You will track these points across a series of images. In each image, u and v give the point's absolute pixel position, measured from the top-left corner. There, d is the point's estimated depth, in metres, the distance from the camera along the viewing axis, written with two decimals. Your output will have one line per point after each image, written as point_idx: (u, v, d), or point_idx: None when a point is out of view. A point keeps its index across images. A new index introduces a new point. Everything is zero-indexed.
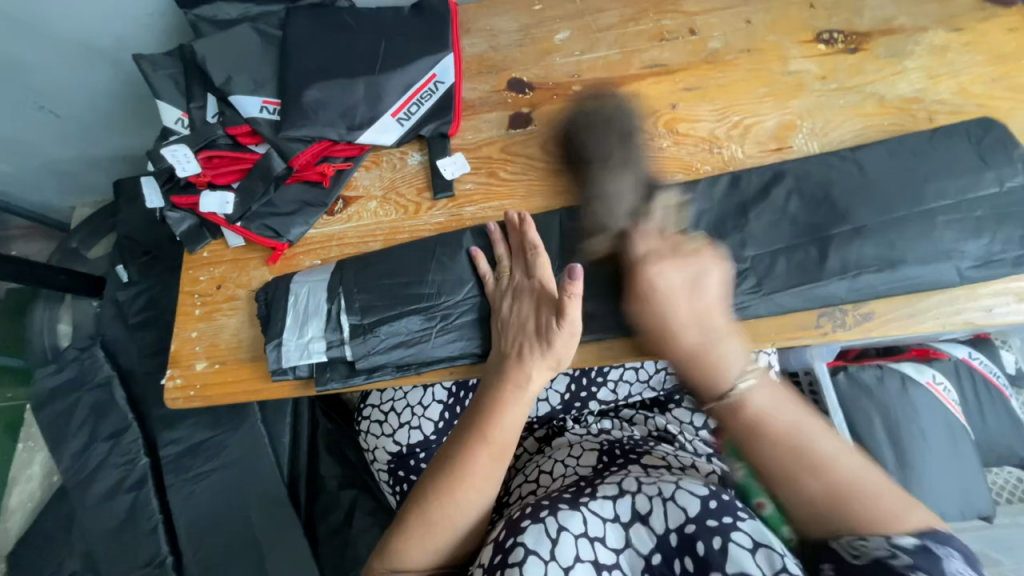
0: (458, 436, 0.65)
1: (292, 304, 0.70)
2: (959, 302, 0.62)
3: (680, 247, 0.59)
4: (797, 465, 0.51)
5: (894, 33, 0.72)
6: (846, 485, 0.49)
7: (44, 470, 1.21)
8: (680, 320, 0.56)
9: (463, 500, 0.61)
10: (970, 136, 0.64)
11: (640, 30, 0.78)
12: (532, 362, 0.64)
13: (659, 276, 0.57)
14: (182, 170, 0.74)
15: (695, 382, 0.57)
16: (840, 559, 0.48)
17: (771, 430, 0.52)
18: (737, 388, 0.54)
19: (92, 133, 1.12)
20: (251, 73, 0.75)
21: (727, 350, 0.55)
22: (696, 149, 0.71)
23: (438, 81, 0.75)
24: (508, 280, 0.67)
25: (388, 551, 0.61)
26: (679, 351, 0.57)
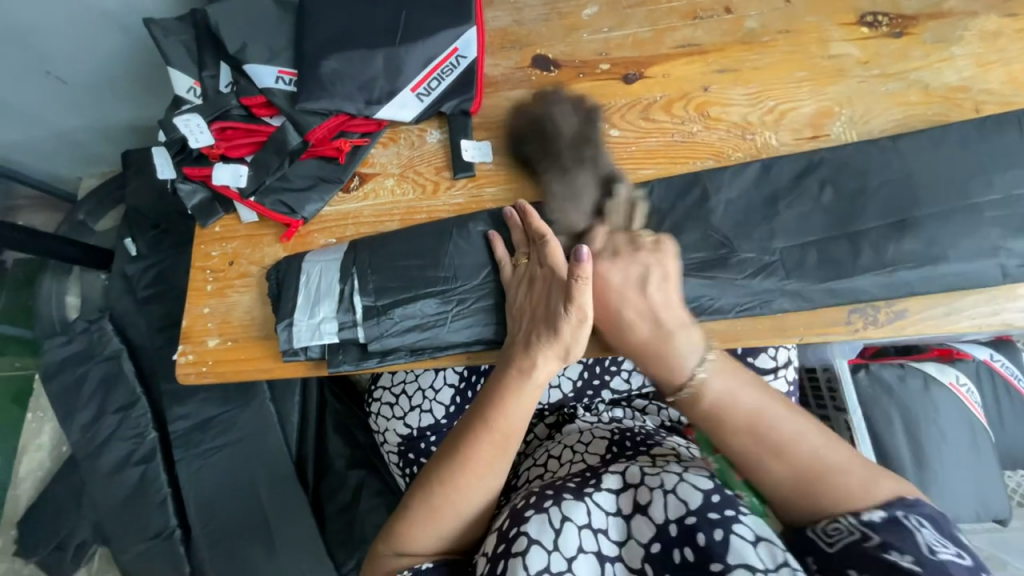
0: (465, 421, 0.64)
1: (304, 284, 0.69)
2: (997, 303, 0.60)
3: (635, 240, 0.63)
4: (764, 449, 0.54)
5: (943, 16, 0.68)
6: (811, 472, 0.52)
7: (53, 440, 1.21)
8: (628, 316, 0.61)
9: (465, 486, 0.61)
10: (1018, 129, 0.61)
11: (672, 7, 0.74)
12: (539, 350, 0.62)
13: (606, 274, 0.62)
14: (195, 141, 0.72)
15: (654, 374, 0.61)
16: (818, 550, 0.49)
17: (729, 419, 0.56)
18: (696, 376, 0.58)
19: (101, 102, 1.10)
20: (266, 42, 0.72)
21: (682, 340, 0.59)
22: (728, 135, 0.68)
23: (460, 55, 0.72)
24: (524, 266, 0.65)
25: (393, 535, 0.61)
26: (634, 345, 0.62)
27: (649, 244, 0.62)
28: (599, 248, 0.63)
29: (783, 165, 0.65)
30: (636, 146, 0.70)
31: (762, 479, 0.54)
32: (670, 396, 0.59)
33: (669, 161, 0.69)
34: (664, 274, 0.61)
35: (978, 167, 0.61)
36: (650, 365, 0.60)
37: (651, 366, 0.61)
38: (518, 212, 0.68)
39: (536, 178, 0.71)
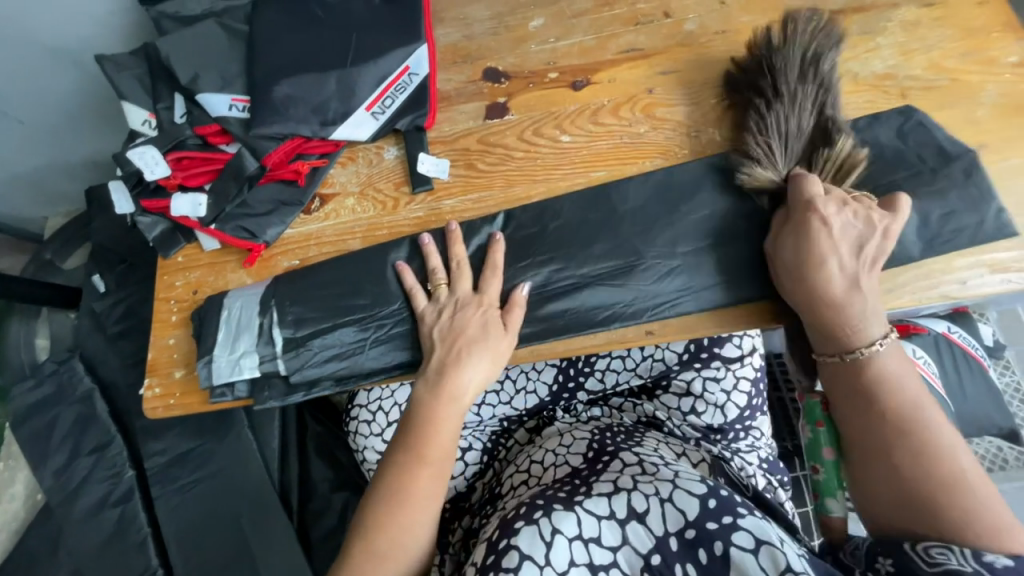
0: (393, 454, 0.65)
1: (224, 321, 0.69)
2: (935, 276, 0.62)
3: (850, 198, 0.60)
4: (913, 445, 0.55)
5: (866, 9, 0.72)
6: (941, 486, 0.54)
7: (27, 488, 1.18)
8: (845, 272, 0.58)
9: (410, 523, 0.62)
10: (891, 124, 0.66)
11: (615, 15, 0.77)
12: (469, 367, 0.64)
13: (830, 219, 0.58)
14: (151, 172, 0.72)
15: (818, 339, 0.60)
16: (906, 558, 0.51)
17: (881, 403, 0.57)
18: (867, 350, 0.58)
19: (61, 140, 1.09)
20: (218, 71, 0.73)
21: (868, 308, 0.58)
22: (674, 133, 0.71)
23: (412, 73, 0.73)
24: (441, 292, 0.67)
25: None
26: (816, 295, 0.58)
27: (864, 202, 0.60)
28: (814, 193, 0.60)
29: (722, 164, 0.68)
30: (587, 150, 0.72)
31: (886, 466, 0.56)
32: (824, 357, 0.60)
33: (621, 161, 0.71)
34: (878, 241, 0.59)
35: (855, 166, 0.64)
36: (825, 323, 0.59)
37: (828, 329, 0.59)
38: (433, 241, 0.69)
39: (493, 186, 0.72)
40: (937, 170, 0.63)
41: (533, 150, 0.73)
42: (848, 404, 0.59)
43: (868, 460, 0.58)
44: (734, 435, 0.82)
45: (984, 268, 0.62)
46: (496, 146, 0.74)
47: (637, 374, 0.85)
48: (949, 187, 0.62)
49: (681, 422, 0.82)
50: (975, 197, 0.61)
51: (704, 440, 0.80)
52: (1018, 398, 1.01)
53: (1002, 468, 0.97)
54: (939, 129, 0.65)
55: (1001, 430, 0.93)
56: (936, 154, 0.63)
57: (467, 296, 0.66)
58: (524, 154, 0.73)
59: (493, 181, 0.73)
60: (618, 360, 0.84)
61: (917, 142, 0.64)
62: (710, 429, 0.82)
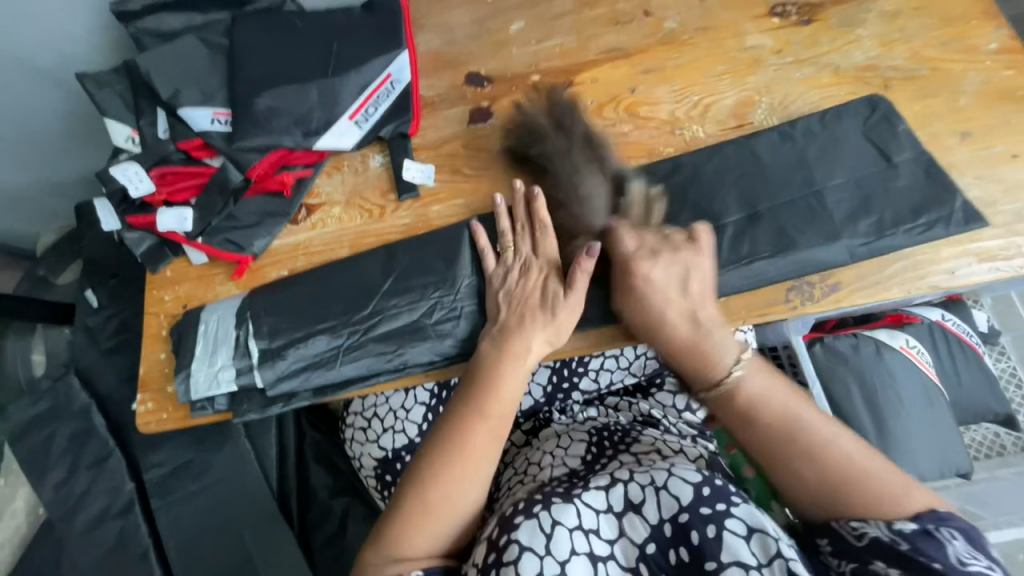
0: (451, 411, 0.64)
1: (201, 335, 0.69)
2: (922, 267, 0.62)
3: (679, 242, 0.62)
4: (794, 447, 0.56)
5: (846, 1, 0.72)
6: (838, 476, 0.54)
7: (28, 505, 1.18)
8: (672, 311, 0.61)
9: (462, 475, 0.61)
10: (857, 118, 0.66)
11: (595, 15, 0.77)
12: (532, 331, 0.63)
13: (649, 275, 0.61)
14: (136, 189, 0.72)
15: (688, 372, 0.62)
16: (839, 536, 0.52)
17: (762, 421, 0.58)
18: (732, 374, 0.60)
19: (49, 157, 1.09)
20: (199, 85, 0.72)
21: (717, 341, 0.61)
22: (658, 132, 0.71)
23: (394, 80, 0.73)
24: (510, 253, 0.66)
25: (383, 537, 0.60)
26: (672, 342, 0.62)
27: (787, 225, 0.63)
28: (631, 249, 0.62)
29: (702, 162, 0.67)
30: None
31: (785, 470, 0.56)
32: (702, 392, 0.62)
33: None
34: (702, 277, 0.61)
35: (824, 163, 0.65)
36: (686, 362, 0.62)
37: (689, 371, 0.62)
38: (505, 202, 0.69)
39: (478, 191, 0.72)
40: (901, 165, 0.63)
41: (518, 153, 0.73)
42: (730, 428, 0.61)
43: (773, 467, 0.58)
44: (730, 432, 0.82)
45: (971, 257, 0.62)
46: (481, 151, 0.74)
47: (630, 374, 0.85)
48: (926, 178, 0.63)
49: (676, 420, 0.81)
50: (939, 193, 0.62)
51: (703, 436, 0.79)
52: (1014, 384, 1.01)
53: (1000, 454, 0.97)
54: (903, 122, 0.65)
55: (998, 417, 0.93)
56: (903, 147, 0.64)
57: (530, 257, 0.66)
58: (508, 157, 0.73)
59: (479, 186, 0.73)
60: (612, 359, 0.85)
61: (885, 134, 0.65)
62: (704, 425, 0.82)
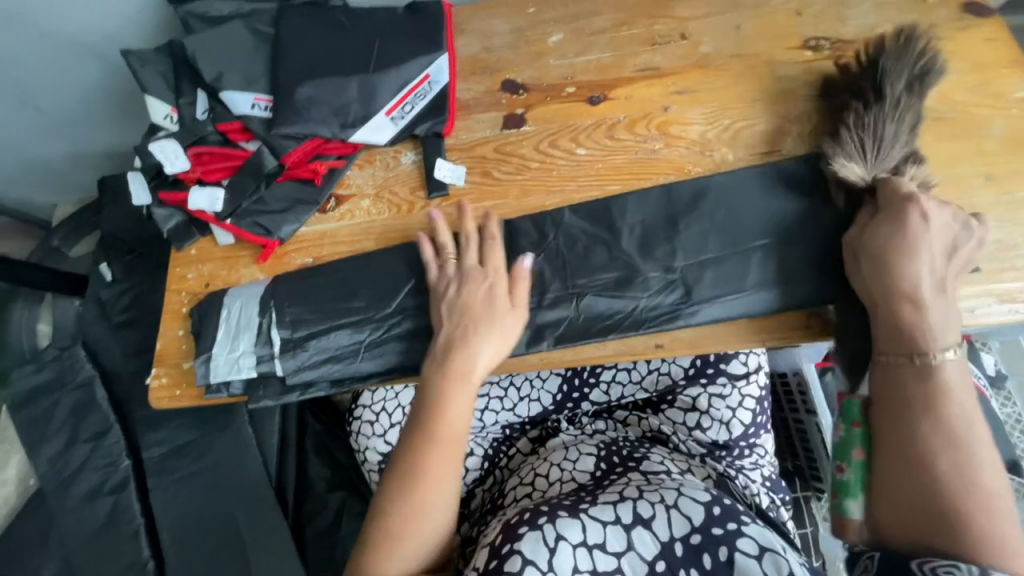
0: (407, 438, 0.65)
1: (223, 321, 0.70)
2: None
3: (940, 201, 0.61)
4: (950, 456, 0.55)
5: (879, 41, 0.74)
6: (968, 494, 0.53)
7: (19, 475, 1.17)
8: (919, 269, 0.59)
9: (425, 503, 0.63)
10: None
11: (633, 34, 0.79)
12: (477, 341, 0.64)
13: (931, 218, 0.59)
14: (171, 166, 0.73)
15: (891, 333, 0.59)
16: (914, 575, 0.50)
17: (942, 411, 0.56)
18: (941, 354, 0.57)
19: (77, 128, 1.10)
20: (243, 70, 0.74)
21: (938, 313, 0.58)
22: (688, 151, 0.72)
23: (433, 81, 0.75)
24: (450, 267, 0.67)
25: (356, 566, 0.63)
26: (897, 286, 0.58)
27: (935, 205, 0.60)
28: (910, 191, 0.61)
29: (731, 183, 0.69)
30: (603, 163, 0.73)
31: (921, 475, 0.55)
32: (885, 355, 0.59)
33: (633, 176, 0.72)
34: (939, 245, 0.60)
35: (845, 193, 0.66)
36: (898, 322, 0.58)
37: (903, 333, 0.58)
38: (442, 216, 0.70)
39: (506, 196, 0.74)
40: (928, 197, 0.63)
41: (549, 161, 0.74)
42: (886, 400, 0.59)
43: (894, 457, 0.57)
44: (738, 452, 0.82)
45: (991, 297, 0.63)
46: (513, 156, 0.75)
47: (643, 388, 0.85)
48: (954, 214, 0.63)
49: (687, 437, 0.82)
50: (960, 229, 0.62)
51: (710, 456, 0.81)
52: (1020, 429, 1.01)
53: None
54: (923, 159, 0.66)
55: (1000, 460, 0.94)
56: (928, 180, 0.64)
57: (464, 274, 0.67)
58: (539, 164, 0.74)
59: (507, 190, 0.74)
60: (624, 372, 0.85)
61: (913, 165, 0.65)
62: (715, 445, 0.83)
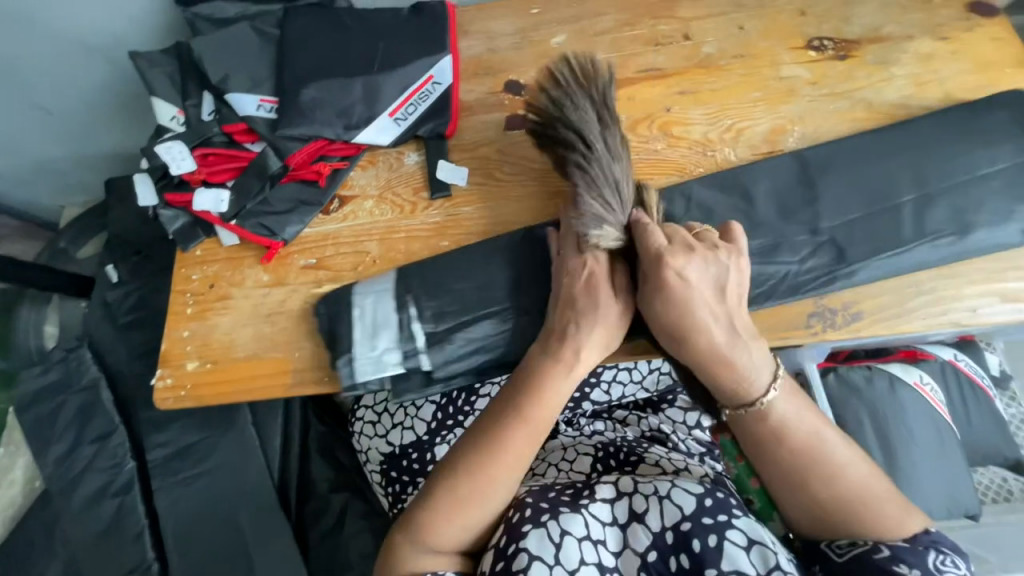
0: (492, 412, 0.62)
1: (358, 318, 0.68)
2: (945, 302, 0.63)
3: (698, 241, 0.60)
4: (814, 472, 0.56)
5: (882, 40, 0.74)
6: (845, 497, 0.55)
7: (26, 475, 1.18)
8: (701, 315, 0.57)
9: (498, 478, 0.59)
10: (952, 124, 0.67)
11: (635, 35, 0.79)
12: (584, 336, 0.60)
13: (682, 271, 0.57)
14: (177, 167, 0.73)
15: (719, 389, 0.58)
16: (827, 559, 0.55)
17: (788, 446, 0.56)
18: (764, 398, 0.57)
19: (85, 131, 1.11)
20: (248, 72, 0.75)
21: (744, 355, 0.57)
22: (690, 152, 0.72)
23: (435, 82, 0.75)
24: (566, 254, 0.65)
25: (412, 524, 0.59)
26: (698, 348, 0.57)
27: (726, 249, 0.59)
28: (660, 246, 0.59)
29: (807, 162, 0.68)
30: None
31: (803, 491, 0.56)
32: (730, 411, 0.59)
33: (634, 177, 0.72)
34: (735, 275, 0.59)
35: (929, 166, 0.65)
36: (724, 379, 0.57)
37: (725, 385, 0.58)
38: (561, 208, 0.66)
39: (510, 196, 0.74)
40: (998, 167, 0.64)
41: (551, 161, 0.74)
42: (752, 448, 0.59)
43: (785, 488, 0.57)
44: None
45: (995, 297, 0.63)
46: (515, 157, 0.76)
47: (643, 388, 0.86)
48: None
49: (686, 437, 0.81)
50: None
51: (709, 455, 0.79)
52: None
53: (1007, 501, 0.97)
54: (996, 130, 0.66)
55: (1008, 462, 0.93)
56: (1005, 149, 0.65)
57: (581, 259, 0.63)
58: (541, 166, 0.75)
59: (510, 191, 0.74)
60: (625, 372, 0.85)
61: (983, 136, 0.66)
62: (714, 445, 0.82)
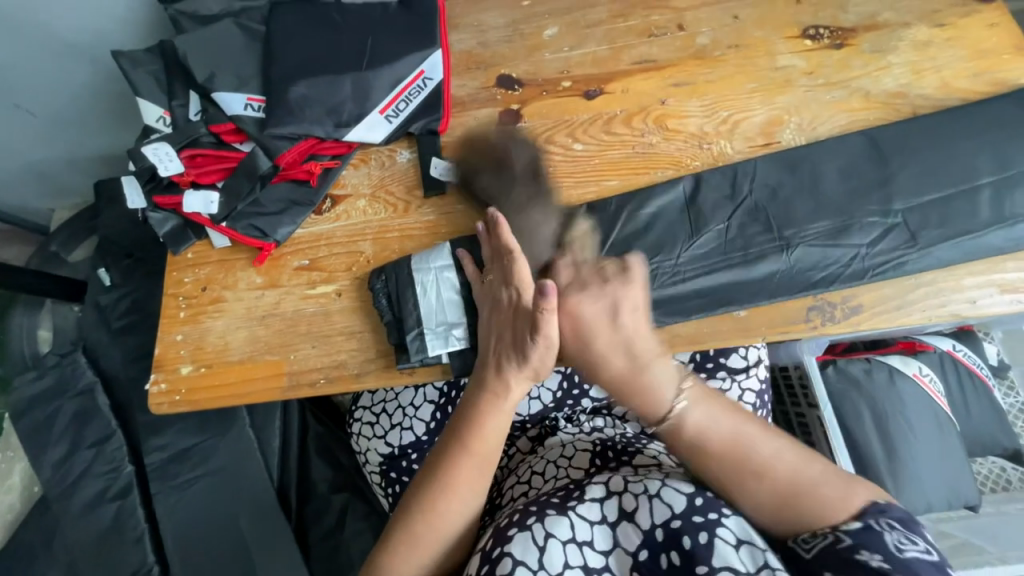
0: (439, 450, 0.63)
1: (421, 294, 0.68)
2: (944, 294, 0.63)
3: (602, 272, 0.61)
4: (743, 471, 0.55)
5: (878, 28, 0.73)
6: (787, 486, 0.54)
7: (24, 481, 1.17)
8: (601, 348, 0.60)
9: (447, 512, 0.60)
10: (1008, 114, 0.67)
11: (629, 27, 0.78)
12: (510, 372, 0.62)
13: (579, 306, 0.60)
14: (165, 169, 0.72)
15: (637, 407, 0.61)
16: (795, 556, 0.52)
17: (711, 452, 0.57)
18: (674, 408, 0.58)
19: (72, 133, 1.10)
20: (234, 71, 0.73)
21: (656, 371, 0.59)
22: (686, 145, 0.71)
23: (426, 77, 0.74)
24: (490, 284, 0.66)
25: (374, 568, 0.60)
26: (610, 377, 0.61)
27: (616, 270, 0.61)
28: (566, 282, 0.62)
29: (873, 146, 0.67)
30: (600, 158, 0.72)
31: (738, 494, 0.56)
32: (652, 426, 0.60)
33: (630, 172, 0.71)
34: (633, 299, 0.60)
35: (977, 157, 0.66)
36: (636, 400, 0.60)
37: (635, 405, 0.61)
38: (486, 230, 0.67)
39: None
40: None
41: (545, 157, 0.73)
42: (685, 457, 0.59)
43: (729, 494, 0.56)
44: None
45: (994, 288, 0.62)
46: None
47: None
48: None
49: None
50: None
51: None
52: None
53: (1004, 489, 0.98)
54: None
55: (1005, 451, 0.93)
56: None
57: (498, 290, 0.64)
58: None
59: None
60: None
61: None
62: None
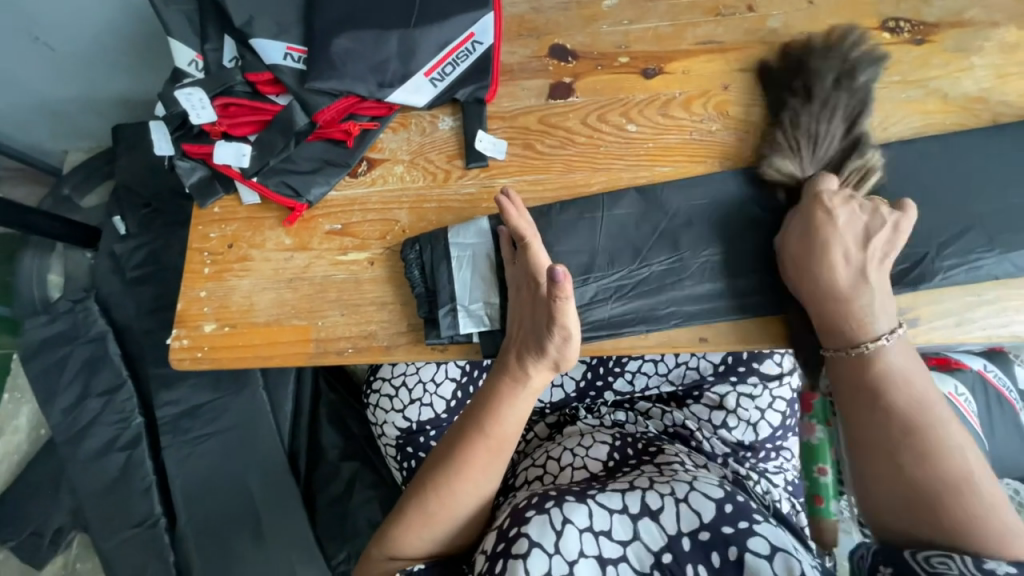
0: (459, 426, 0.62)
1: (457, 269, 0.66)
2: (1007, 314, 0.60)
3: (850, 199, 0.59)
4: (907, 441, 0.54)
5: (964, 26, 0.68)
6: (947, 479, 0.52)
7: (31, 422, 1.17)
8: (842, 256, 0.58)
9: (461, 491, 0.58)
10: None
11: (695, 3, 0.73)
12: (528, 360, 0.60)
13: (835, 214, 0.59)
14: (197, 116, 0.69)
15: (824, 332, 0.59)
16: (905, 565, 0.48)
17: (891, 402, 0.55)
18: (878, 343, 0.57)
19: (91, 72, 1.05)
20: (274, 16, 0.68)
21: (873, 301, 0.57)
22: (747, 135, 0.68)
23: (476, 41, 0.70)
24: (516, 267, 0.63)
25: (384, 538, 0.59)
26: (812, 288, 0.58)
27: (878, 202, 0.59)
28: (826, 191, 0.60)
29: (948, 152, 0.64)
30: (653, 142, 0.69)
31: (893, 462, 0.54)
32: (830, 352, 0.59)
33: (682, 161, 0.68)
34: (886, 233, 0.58)
35: None
36: (818, 313, 0.59)
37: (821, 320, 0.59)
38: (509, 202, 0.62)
39: (550, 171, 0.69)
40: None
41: (596, 135, 0.70)
42: (845, 402, 0.58)
43: (869, 453, 0.56)
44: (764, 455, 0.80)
45: None
46: (557, 129, 0.71)
47: (668, 381, 0.83)
48: None
49: (711, 435, 0.80)
50: None
51: (733, 458, 0.78)
52: None
53: None
54: None
55: None
56: None
57: (525, 274, 0.61)
58: (586, 139, 0.70)
59: (551, 165, 0.69)
60: (651, 364, 0.82)
61: None
62: (738, 445, 0.80)
